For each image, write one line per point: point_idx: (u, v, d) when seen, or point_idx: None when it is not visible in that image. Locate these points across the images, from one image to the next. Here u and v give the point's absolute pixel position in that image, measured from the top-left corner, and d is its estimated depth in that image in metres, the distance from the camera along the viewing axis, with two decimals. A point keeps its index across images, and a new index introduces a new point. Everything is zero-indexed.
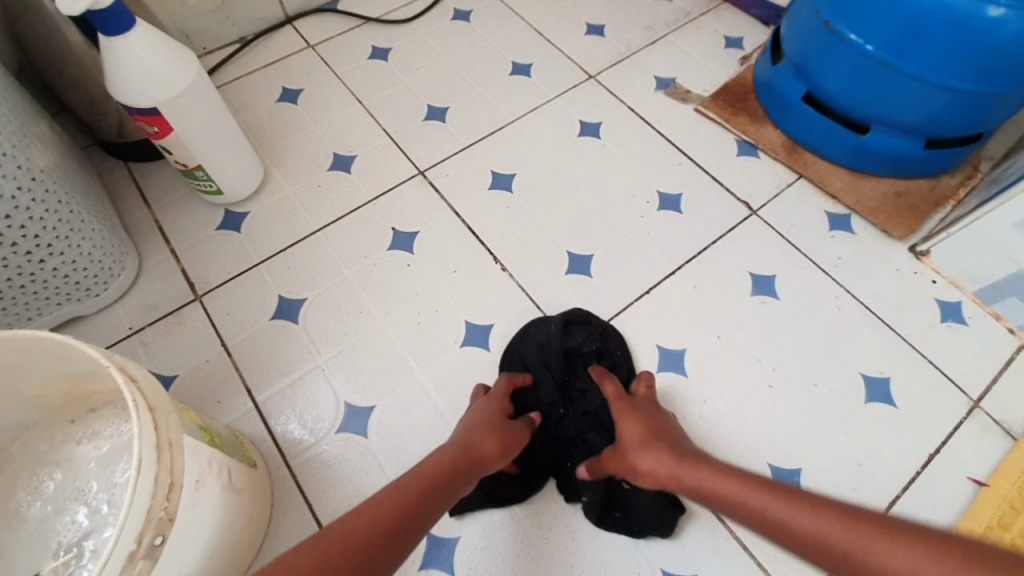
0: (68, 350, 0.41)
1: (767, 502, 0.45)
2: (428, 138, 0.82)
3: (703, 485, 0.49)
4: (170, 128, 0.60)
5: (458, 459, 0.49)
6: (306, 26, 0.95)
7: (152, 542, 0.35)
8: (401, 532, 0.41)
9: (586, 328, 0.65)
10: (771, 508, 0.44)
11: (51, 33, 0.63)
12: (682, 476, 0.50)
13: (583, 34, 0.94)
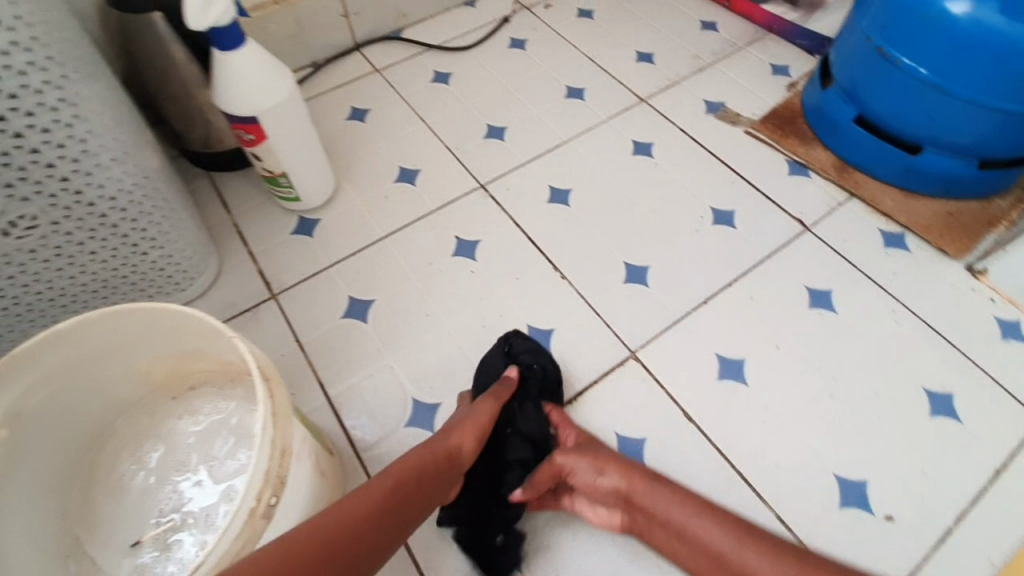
0: (185, 325, 0.45)
1: (712, 529, 0.50)
2: (489, 154, 0.87)
3: (663, 506, 0.53)
4: (265, 135, 0.65)
5: (429, 465, 0.48)
6: (372, 53, 1.02)
7: (269, 501, 0.37)
8: (368, 534, 0.41)
9: (530, 358, 0.63)
10: (712, 537, 0.50)
11: (158, 51, 0.69)
12: (647, 501, 0.53)
13: (633, 62, 0.99)
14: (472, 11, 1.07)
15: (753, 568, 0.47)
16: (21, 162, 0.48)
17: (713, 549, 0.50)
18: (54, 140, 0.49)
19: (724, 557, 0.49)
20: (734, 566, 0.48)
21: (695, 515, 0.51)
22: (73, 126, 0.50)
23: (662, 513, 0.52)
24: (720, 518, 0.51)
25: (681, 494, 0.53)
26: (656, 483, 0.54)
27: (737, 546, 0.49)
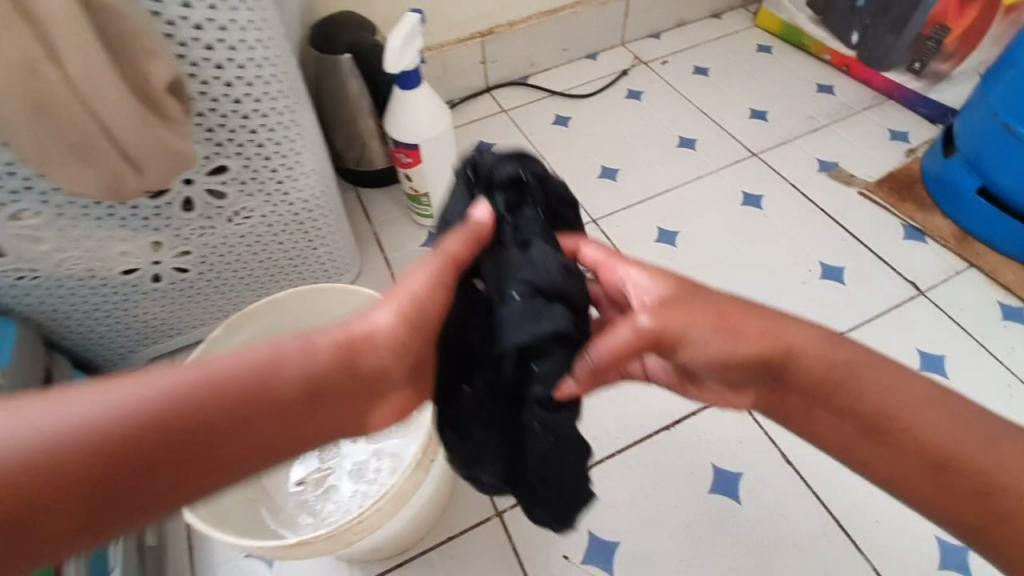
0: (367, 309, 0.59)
1: (856, 360, 0.37)
2: (602, 191, 0.93)
3: (810, 354, 0.37)
4: (421, 159, 0.76)
5: (330, 367, 0.35)
6: (502, 94, 1.13)
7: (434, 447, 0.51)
8: (170, 441, 0.30)
9: (498, 177, 0.41)
10: (867, 374, 0.36)
11: (337, 84, 0.82)
12: (785, 340, 0.37)
13: (747, 118, 1.04)
14: (594, 63, 1.17)
15: (931, 419, 0.35)
16: (256, 168, 0.59)
17: (870, 401, 0.36)
18: (283, 154, 0.60)
19: (897, 422, 0.35)
20: (885, 395, 0.36)
21: (845, 371, 0.37)
22: (296, 141, 0.60)
23: (812, 377, 0.37)
24: (881, 367, 0.37)
25: (825, 337, 0.38)
26: (786, 324, 0.38)
27: (906, 398, 0.36)
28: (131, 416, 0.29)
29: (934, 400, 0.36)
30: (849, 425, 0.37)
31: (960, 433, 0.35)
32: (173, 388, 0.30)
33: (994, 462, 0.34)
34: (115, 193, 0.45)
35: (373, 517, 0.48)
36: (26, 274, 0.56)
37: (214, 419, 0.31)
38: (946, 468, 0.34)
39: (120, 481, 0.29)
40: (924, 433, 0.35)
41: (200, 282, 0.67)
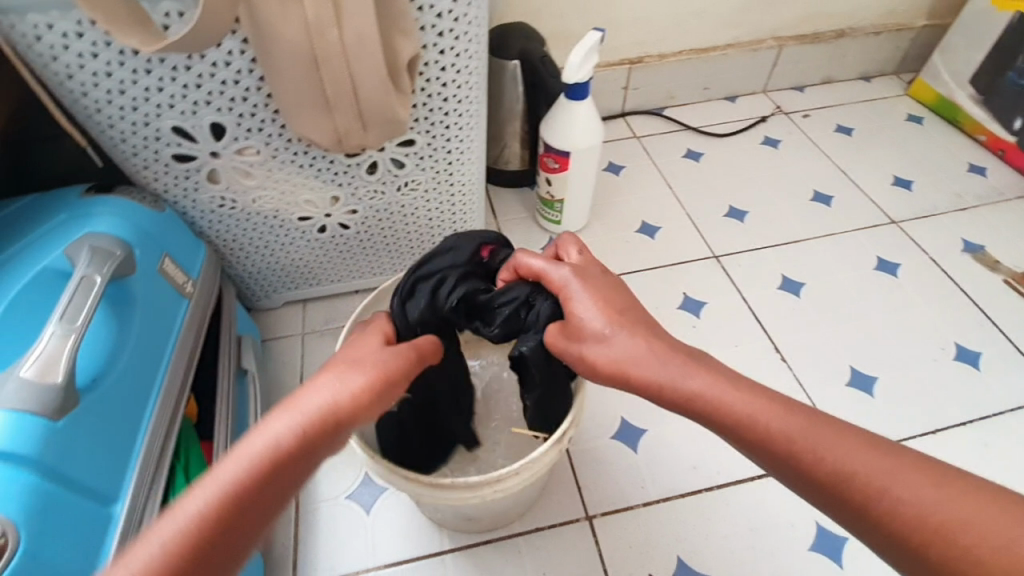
0: None
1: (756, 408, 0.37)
2: (727, 231, 0.93)
3: (758, 416, 0.36)
4: (568, 166, 0.80)
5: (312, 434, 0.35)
6: (636, 121, 1.13)
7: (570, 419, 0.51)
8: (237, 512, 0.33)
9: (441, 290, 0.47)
10: (814, 441, 0.35)
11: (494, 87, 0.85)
12: (723, 399, 0.37)
13: (888, 185, 1.00)
14: (732, 105, 1.16)
15: (900, 487, 0.33)
16: (436, 147, 0.64)
17: (820, 463, 0.34)
18: (462, 139, 0.65)
19: (865, 490, 0.33)
20: (844, 463, 0.34)
21: (796, 429, 0.36)
22: (475, 131, 0.65)
23: (751, 432, 0.36)
24: (828, 425, 0.36)
25: (775, 400, 0.37)
26: (732, 379, 0.38)
27: (861, 461, 0.34)
28: (225, 497, 0.33)
29: (891, 465, 0.34)
30: (813, 491, 0.35)
31: (936, 498, 0.32)
32: (222, 481, 0.33)
33: (975, 520, 0.31)
34: (338, 146, 0.52)
35: (509, 482, 0.46)
36: (226, 204, 0.63)
37: (281, 486, 0.34)
38: (931, 544, 0.31)
39: (253, 523, 0.33)
40: (886, 497, 0.33)
41: (354, 240, 0.73)
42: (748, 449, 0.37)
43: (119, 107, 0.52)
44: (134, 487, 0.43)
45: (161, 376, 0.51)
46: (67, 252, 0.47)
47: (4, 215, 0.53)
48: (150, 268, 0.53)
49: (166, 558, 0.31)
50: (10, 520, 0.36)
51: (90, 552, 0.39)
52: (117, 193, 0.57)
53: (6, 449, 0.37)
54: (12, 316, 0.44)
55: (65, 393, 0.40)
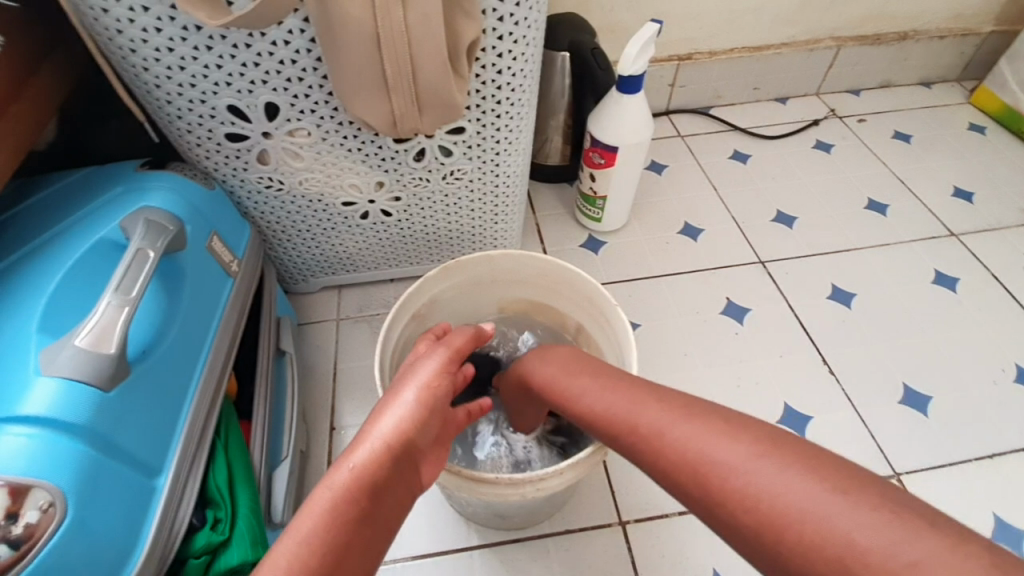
0: (557, 286, 0.60)
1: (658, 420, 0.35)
2: (774, 236, 0.90)
3: (663, 430, 0.34)
4: (615, 162, 0.78)
5: (392, 450, 0.36)
6: (681, 120, 1.10)
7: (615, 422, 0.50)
8: (348, 538, 0.32)
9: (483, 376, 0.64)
10: (721, 453, 0.30)
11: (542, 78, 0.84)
12: (619, 414, 0.37)
13: (948, 196, 0.95)
14: (783, 107, 1.12)
15: (791, 494, 0.27)
16: (484, 137, 0.63)
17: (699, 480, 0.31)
18: (511, 129, 0.63)
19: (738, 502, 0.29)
20: (740, 470, 0.29)
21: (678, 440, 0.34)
22: (524, 122, 0.64)
23: (643, 437, 0.35)
24: (715, 437, 0.32)
25: (691, 415, 0.34)
26: (638, 394, 0.38)
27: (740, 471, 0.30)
28: (327, 530, 0.32)
29: (773, 465, 0.29)
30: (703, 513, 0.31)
31: (825, 513, 0.26)
32: (317, 512, 0.32)
33: (863, 538, 0.24)
34: (392, 129, 0.52)
35: (551, 481, 0.44)
36: (273, 185, 0.63)
37: (376, 513, 0.34)
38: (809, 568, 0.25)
39: (370, 541, 0.33)
40: (756, 506, 0.28)
41: (395, 228, 0.73)
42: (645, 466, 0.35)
43: (177, 83, 0.52)
44: (177, 462, 0.43)
45: (206, 353, 0.51)
46: (122, 224, 0.48)
47: (61, 185, 0.54)
48: (199, 245, 0.53)
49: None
50: (59, 487, 0.36)
51: (134, 524, 0.39)
52: (170, 169, 0.57)
53: (59, 417, 0.37)
54: (67, 285, 0.44)
55: (117, 364, 0.40)
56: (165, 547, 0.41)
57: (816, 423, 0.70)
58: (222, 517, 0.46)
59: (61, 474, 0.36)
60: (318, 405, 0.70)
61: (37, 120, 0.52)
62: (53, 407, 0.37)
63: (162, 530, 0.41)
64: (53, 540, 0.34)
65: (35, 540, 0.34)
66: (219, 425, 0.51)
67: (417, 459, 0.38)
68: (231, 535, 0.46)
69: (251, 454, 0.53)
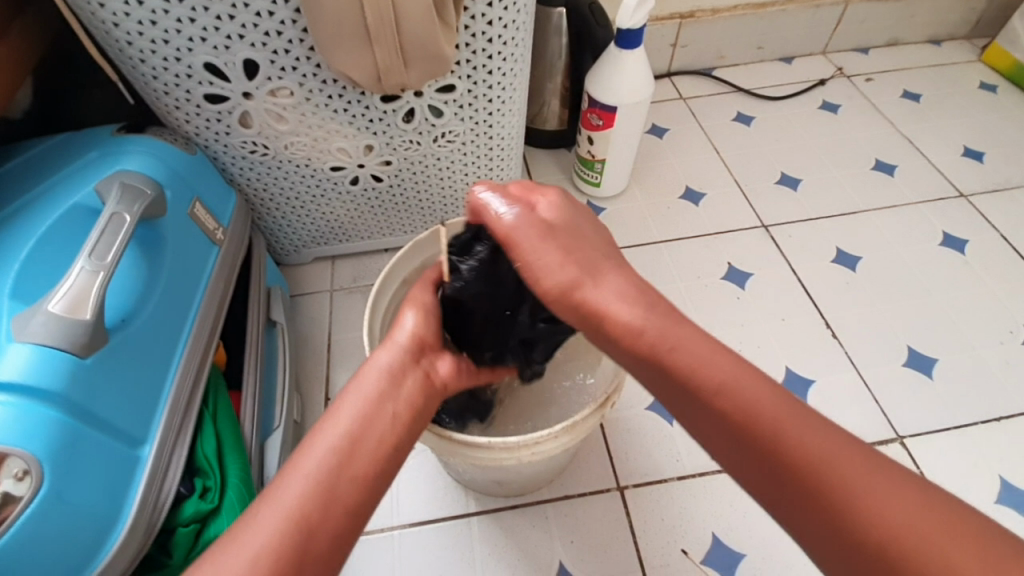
0: None
1: (795, 428, 0.30)
2: (777, 200, 0.87)
3: (789, 440, 0.30)
4: (613, 123, 0.75)
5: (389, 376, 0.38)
6: (682, 82, 1.06)
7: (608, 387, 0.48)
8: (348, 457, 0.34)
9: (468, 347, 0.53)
10: (839, 470, 0.29)
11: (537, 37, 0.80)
12: (713, 378, 0.32)
13: (957, 155, 0.92)
14: (788, 67, 1.08)
15: (906, 527, 0.27)
16: (477, 95, 0.60)
17: (814, 470, 0.29)
18: (504, 87, 0.60)
19: (847, 500, 0.28)
20: (866, 507, 0.28)
21: (790, 425, 0.30)
22: (517, 78, 0.61)
23: (757, 435, 0.30)
24: (836, 436, 0.30)
25: (817, 426, 0.30)
26: (744, 368, 0.32)
27: (861, 480, 0.28)
28: (338, 442, 0.34)
29: (895, 497, 0.28)
30: (792, 497, 0.29)
31: (923, 526, 0.27)
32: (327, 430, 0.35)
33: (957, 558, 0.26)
34: (377, 85, 0.50)
35: (545, 446, 0.43)
36: (258, 150, 0.61)
37: (381, 419, 0.36)
38: (890, 566, 0.27)
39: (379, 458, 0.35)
40: (864, 511, 0.28)
41: (386, 195, 0.70)
42: (737, 439, 0.31)
43: (150, 39, 0.49)
44: (162, 431, 0.43)
45: (190, 322, 0.49)
46: (96, 189, 0.46)
47: (34, 151, 0.51)
48: (179, 211, 0.51)
49: (294, 495, 0.32)
50: (35, 456, 0.35)
51: (117, 492, 0.39)
52: (148, 133, 0.54)
53: (34, 384, 0.36)
54: (41, 252, 0.43)
55: (93, 332, 0.39)
56: (151, 516, 0.40)
57: (819, 387, 0.69)
58: (210, 486, 0.46)
59: (37, 441, 0.36)
60: (312, 376, 0.69)
61: (7, 83, 0.50)
62: (28, 374, 0.36)
63: (148, 499, 0.40)
64: (29, 508, 0.34)
65: (10, 509, 0.34)
66: (207, 394, 0.51)
67: (415, 371, 0.40)
68: (220, 504, 0.46)
69: (242, 424, 0.52)
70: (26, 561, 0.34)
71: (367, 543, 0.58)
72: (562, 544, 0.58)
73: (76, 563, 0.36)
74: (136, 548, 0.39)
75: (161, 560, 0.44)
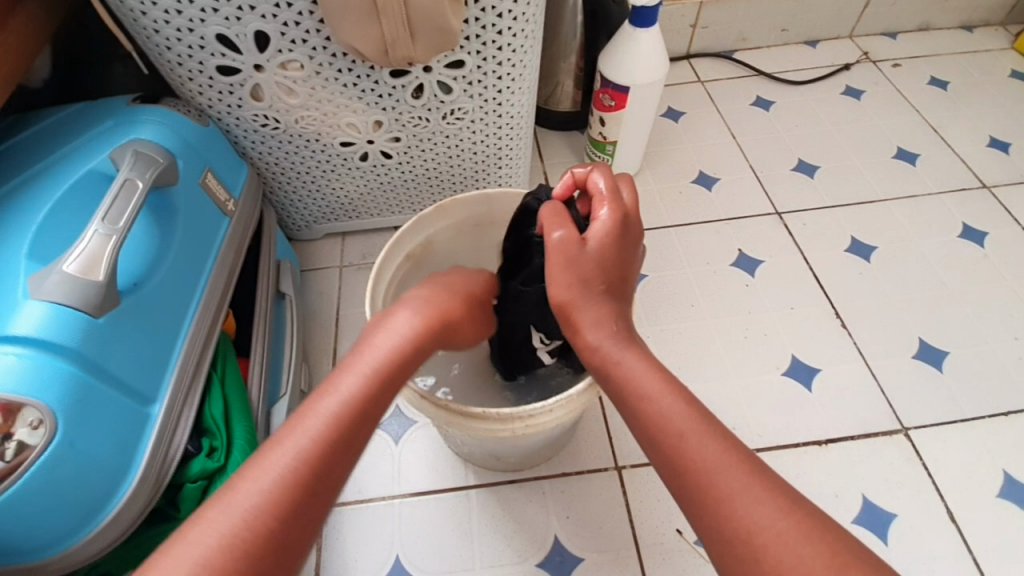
0: None
1: (702, 440, 0.35)
2: (793, 187, 0.86)
3: (693, 452, 0.34)
4: (626, 104, 0.74)
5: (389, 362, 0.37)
6: (701, 64, 1.03)
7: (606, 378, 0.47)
8: (340, 445, 0.34)
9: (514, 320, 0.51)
10: (729, 483, 0.33)
11: (552, 15, 0.79)
12: (637, 384, 0.37)
13: (983, 145, 0.89)
14: (812, 51, 1.05)
15: (773, 538, 0.31)
16: (486, 72, 0.60)
17: (700, 471, 0.34)
18: (513, 64, 0.60)
19: (716, 492, 0.33)
20: (745, 516, 0.32)
21: (689, 432, 0.35)
22: (527, 52, 0.60)
23: (667, 440, 0.35)
24: (728, 447, 0.35)
25: (725, 444, 0.35)
26: (671, 384, 0.37)
27: (737, 484, 0.33)
28: (337, 418, 0.34)
29: (775, 514, 0.32)
30: (678, 485, 0.34)
31: (778, 522, 0.31)
32: (340, 395, 0.35)
33: (794, 548, 0.30)
34: (384, 57, 0.50)
35: (542, 419, 0.44)
36: (269, 123, 0.62)
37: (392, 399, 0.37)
38: (739, 548, 0.31)
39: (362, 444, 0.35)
40: (727, 505, 0.32)
41: (396, 172, 0.71)
42: (646, 434, 0.36)
43: (163, 10, 0.50)
44: (171, 391, 0.44)
45: (201, 289, 0.50)
46: (111, 155, 0.47)
47: (51, 119, 0.53)
48: (191, 180, 0.53)
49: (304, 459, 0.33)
50: (49, 407, 0.37)
51: (127, 447, 0.41)
52: (162, 103, 0.55)
53: (48, 339, 0.38)
54: (57, 214, 0.44)
55: (106, 292, 0.40)
56: (160, 470, 0.42)
57: (824, 375, 0.68)
58: (217, 445, 0.48)
59: (50, 394, 0.37)
60: (320, 347, 0.70)
61: (24, 51, 0.51)
62: (42, 329, 0.38)
63: (156, 455, 0.42)
64: (43, 457, 0.36)
65: (25, 456, 0.36)
66: (215, 359, 0.52)
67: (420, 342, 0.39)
68: (226, 463, 0.47)
69: (249, 388, 0.54)
70: (41, 504, 0.36)
71: (369, 509, 0.60)
72: (558, 519, 0.59)
73: (87, 510, 0.38)
74: (144, 501, 0.41)
75: (169, 513, 0.46)
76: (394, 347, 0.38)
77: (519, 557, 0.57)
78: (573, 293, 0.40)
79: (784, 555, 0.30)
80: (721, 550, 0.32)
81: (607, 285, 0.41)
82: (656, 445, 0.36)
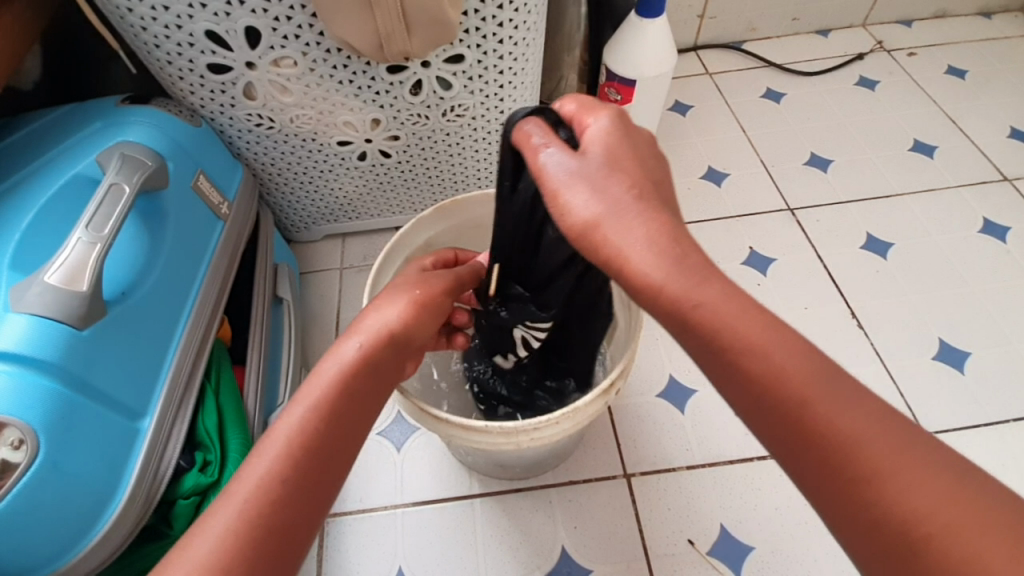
0: None
1: (835, 399, 0.26)
2: (806, 182, 0.83)
3: (824, 411, 0.26)
4: (632, 97, 0.72)
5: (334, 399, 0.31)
6: (709, 56, 1.00)
7: (615, 387, 0.44)
8: (282, 508, 0.28)
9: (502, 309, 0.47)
10: (879, 447, 0.25)
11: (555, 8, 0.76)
12: (748, 337, 0.27)
13: (1004, 136, 0.86)
14: (824, 41, 1.01)
15: (934, 512, 0.24)
16: (487, 66, 0.57)
17: (840, 439, 0.25)
18: (515, 58, 0.58)
19: (880, 479, 0.25)
20: (901, 492, 0.24)
21: (816, 387, 0.26)
22: (528, 46, 0.58)
23: (786, 404, 0.26)
24: (866, 404, 0.26)
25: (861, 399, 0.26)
26: (766, 319, 0.28)
27: (889, 453, 0.25)
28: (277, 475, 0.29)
29: (936, 480, 0.24)
30: (812, 471, 0.26)
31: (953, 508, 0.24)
32: (276, 448, 0.30)
33: (972, 528, 0.23)
34: (380, 52, 0.48)
35: (547, 432, 0.42)
36: (263, 122, 0.60)
37: (345, 444, 0.31)
38: (916, 547, 0.24)
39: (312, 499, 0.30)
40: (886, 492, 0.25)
41: (395, 171, 0.69)
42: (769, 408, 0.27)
43: (150, 6, 0.48)
44: (162, 405, 0.43)
45: (193, 297, 0.49)
46: (97, 159, 0.45)
47: (37, 123, 0.51)
48: (182, 183, 0.51)
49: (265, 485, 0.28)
50: (30, 426, 0.35)
51: (116, 464, 0.39)
52: (153, 104, 0.54)
53: (30, 354, 0.36)
54: (41, 222, 0.42)
55: (89, 303, 0.39)
56: (150, 488, 0.41)
57: None
58: (211, 459, 0.46)
59: (32, 411, 0.36)
60: (320, 352, 0.68)
61: (14, 52, 0.49)
62: (24, 343, 0.36)
63: (146, 472, 0.40)
64: (26, 477, 0.35)
65: (6, 477, 0.34)
66: (208, 368, 0.50)
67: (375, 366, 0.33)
68: (220, 478, 0.46)
69: (245, 398, 0.52)
70: (23, 528, 0.34)
71: (371, 520, 0.58)
72: (565, 529, 0.57)
73: (74, 531, 0.37)
74: (134, 520, 0.39)
75: (163, 530, 0.45)
76: (358, 357, 0.33)
77: (526, 568, 0.55)
78: (659, 256, 0.28)
79: (970, 551, 0.23)
80: (883, 554, 0.24)
81: (638, 186, 0.29)
82: (772, 412, 0.27)
